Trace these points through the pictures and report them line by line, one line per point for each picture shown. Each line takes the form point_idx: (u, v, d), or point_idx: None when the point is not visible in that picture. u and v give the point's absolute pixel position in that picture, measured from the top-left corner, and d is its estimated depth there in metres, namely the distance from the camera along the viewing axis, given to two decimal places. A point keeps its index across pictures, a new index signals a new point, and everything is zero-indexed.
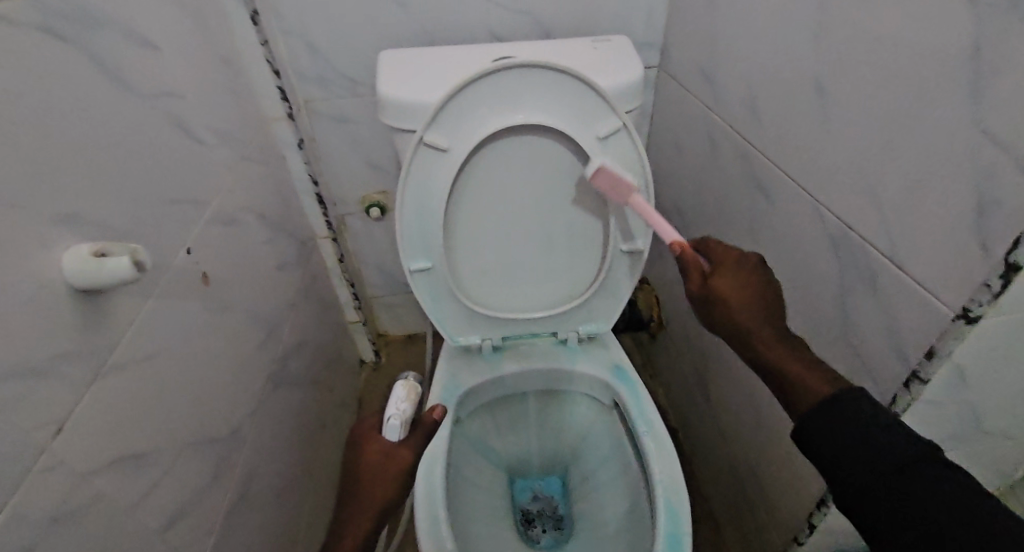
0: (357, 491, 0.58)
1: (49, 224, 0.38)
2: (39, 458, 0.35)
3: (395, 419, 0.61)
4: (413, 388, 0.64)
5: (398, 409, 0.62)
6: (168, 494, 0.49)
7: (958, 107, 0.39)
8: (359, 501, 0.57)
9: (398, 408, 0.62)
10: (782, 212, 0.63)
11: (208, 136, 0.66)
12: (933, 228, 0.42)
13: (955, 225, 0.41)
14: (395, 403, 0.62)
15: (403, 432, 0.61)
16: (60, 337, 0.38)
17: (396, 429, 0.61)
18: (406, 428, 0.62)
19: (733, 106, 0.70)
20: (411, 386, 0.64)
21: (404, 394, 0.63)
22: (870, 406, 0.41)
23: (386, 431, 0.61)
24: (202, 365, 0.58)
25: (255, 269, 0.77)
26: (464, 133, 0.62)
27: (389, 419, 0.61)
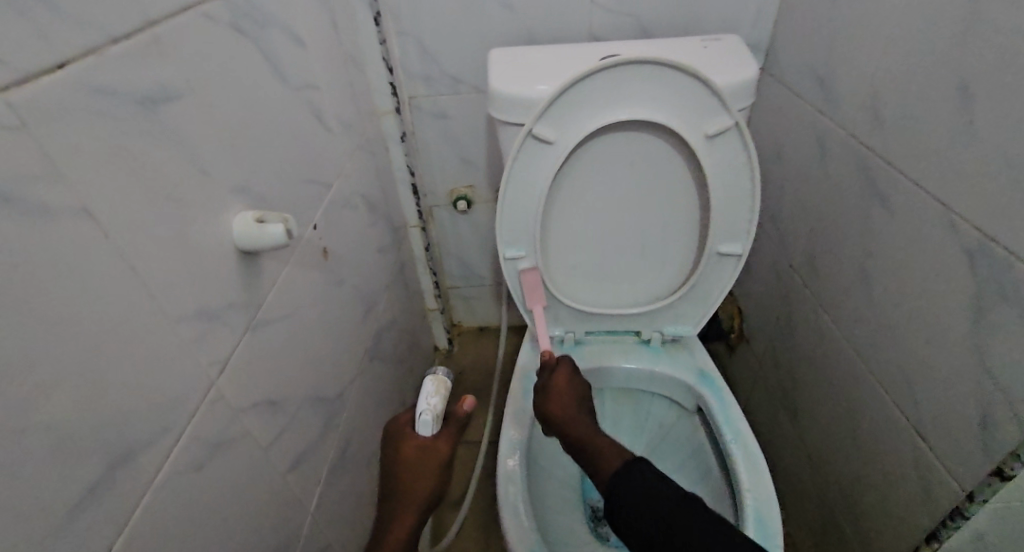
0: (412, 470, 0.61)
1: (223, 193, 0.44)
2: (208, 392, 0.42)
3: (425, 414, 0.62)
4: (442, 383, 0.65)
5: (428, 404, 0.63)
6: (290, 441, 0.56)
7: None
8: (418, 470, 0.61)
9: (428, 403, 0.63)
10: (907, 220, 0.60)
11: (334, 125, 0.72)
12: None
13: None
14: (424, 398, 0.64)
15: (435, 427, 0.63)
16: (225, 289, 0.44)
17: (428, 424, 0.62)
18: (438, 422, 0.63)
19: (853, 110, 0.68)
20: (439, 380, 0.66)
21: (433, 388, 0.64)
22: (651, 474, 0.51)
23: (419, 426, 0.62)
24: (317, 331, 0.64)
25: (361, 250, 0.83)
26: (572, 127, 0.63)
27: (420, 414, 0.62)
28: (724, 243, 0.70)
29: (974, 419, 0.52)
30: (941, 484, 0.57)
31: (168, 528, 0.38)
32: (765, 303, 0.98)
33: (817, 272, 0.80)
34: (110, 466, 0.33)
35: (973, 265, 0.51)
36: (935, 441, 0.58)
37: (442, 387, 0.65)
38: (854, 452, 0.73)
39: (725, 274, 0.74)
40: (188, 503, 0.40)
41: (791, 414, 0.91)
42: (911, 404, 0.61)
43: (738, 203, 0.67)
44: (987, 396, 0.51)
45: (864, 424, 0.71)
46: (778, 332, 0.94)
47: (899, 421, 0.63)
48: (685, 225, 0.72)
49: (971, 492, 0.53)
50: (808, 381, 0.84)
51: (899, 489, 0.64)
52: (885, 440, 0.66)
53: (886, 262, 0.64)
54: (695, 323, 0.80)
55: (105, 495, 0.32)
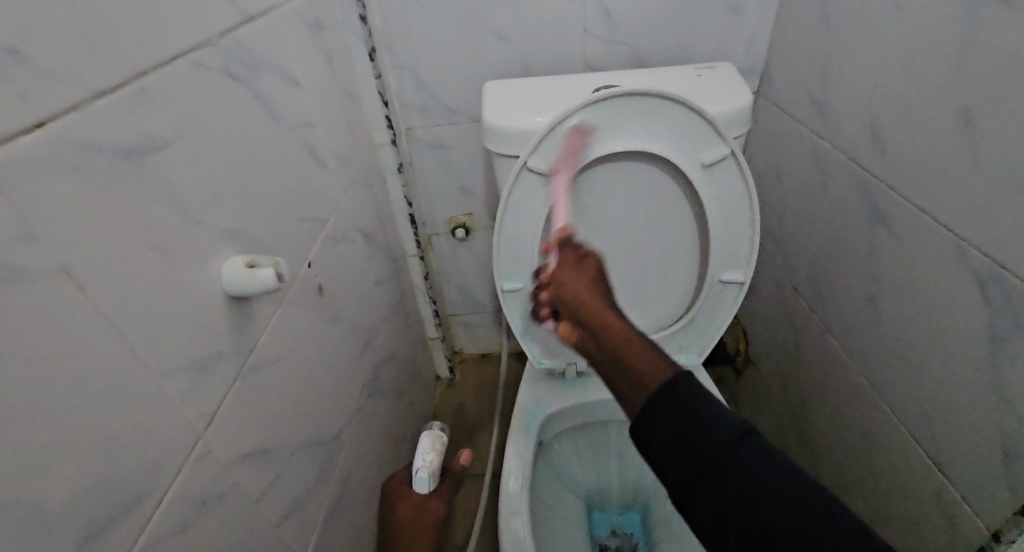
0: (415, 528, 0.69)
1: (214, 239, 0.44)
2: (195, 446, 0.41)
3: (422, 472, 0.69)
4: (436, 438, 0.73)
5: (425, 466, 0.69)
6: (283, 489, 0.54)
7: None
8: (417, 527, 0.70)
9: (424, 460, 0.70)
10: (910, 246, 0.59)
11: (329, 160, 0.72)
12: None
13: None
14: (422, 455, 0.71)
15: (431, 484, 0.69)
16: (214, 337, 0.43)
17: (424, 481, 0.69)
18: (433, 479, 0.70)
19: (851, 133, 0.67)
20: (434, 445, 0.71)
21: (429, 451, 0.70)
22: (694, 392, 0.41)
23: (418, 484, 0.69)
24: (312, 371, 0.62)
25: (358, 284, 0.82)
26: (567, 158, 0.63)
27: (418, 473, 0.69)
28: (726, 271, 0.69)
29: (997, 453, 0.50)
30: (964, 520, 0.55)
31: None
32: (770, 326, 0.97)
33: (822, 296, 0.78)
34: (87, 536, 0.31)
35: (985, 292, 0.50)
36: (955, 475, 0.56)
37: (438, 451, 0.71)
38: (871, 484, 0.70)
39: (727, 303, 0.72)
40: None
41: (802, 443, 0.89)
42: (929, 436, 0.59)
43: (738, 230, 0.66)
44: (1007, 428, 0.49)
45: (880, 455, 0.68)
46: (785, 357, 0.92)
47: (916, 452, 0.61)
48: (685, 255, 0.71)
49: (998, 531, 0.50)
50: (818, 408, 0.82)
51: (921, 524, 0.61)
52: (903, 472, 0.64)
53: (893, 287, 0.62)
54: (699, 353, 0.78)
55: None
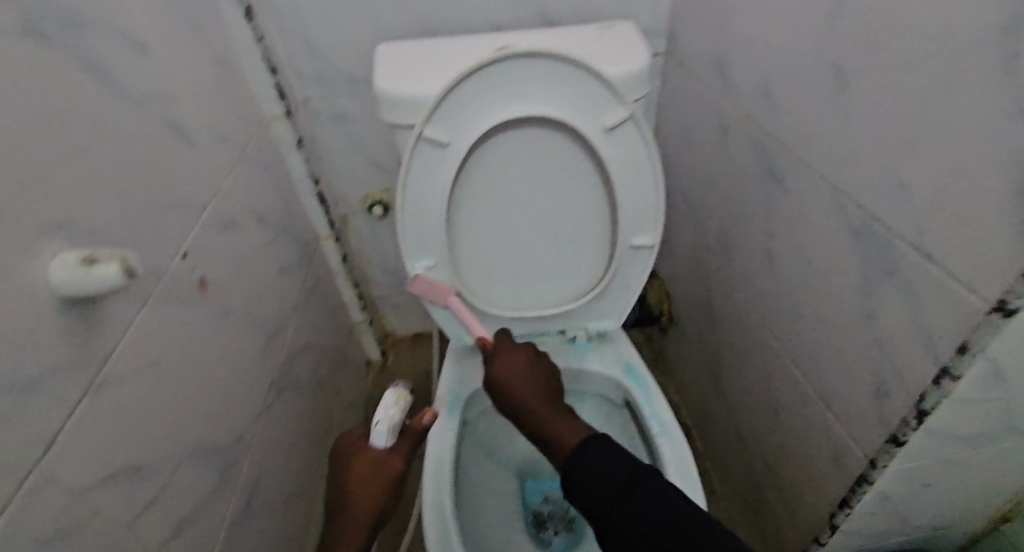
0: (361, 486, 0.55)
1: (37, 234, 0.37)
2: (35, 472, 0.35)
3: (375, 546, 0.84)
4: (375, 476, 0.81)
5: (386, 414, 0.56)
6: (168, 504, 0.50)
7: (983, 95, 0.37)
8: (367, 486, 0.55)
9: (384, 413, 0.56)
10: (799, 200, 0.61)
11: (204, 136, 0.65)
12: (953, 223, 0.41)
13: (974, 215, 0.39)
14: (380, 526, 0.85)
15: (389, 439, 0.56)
16: (48, 349, 0.37)
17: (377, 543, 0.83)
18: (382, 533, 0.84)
19: (747, 92, 0.68)
20: (399, 391, 0.59)
21: (393, 398, 0.57)
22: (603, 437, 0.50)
23: (375, 437, 0.56)
24: (198, 371, 0.57)
25: (256, 272, 0.76)
26: (465, 127, 0.59)
27: (376, 425, 0.56)
28: (635, 236, 0.69)
29: (869, 389, 0.54)
30: (849, 454, 0.59)
31: None
32: (687, 285, 0.99)
33: (729, 254, 0.81)
34: None
35: (858, 244, 0.52)
36: (840, 413, 0.59)
37: (403, 398, 0.58)
38: (778, 428, 0.74)
39: (639, 267, 0.73)
40: None
41: (719, 395, 0.92)
42: (818, 381, 0.62)
43: (645, 194, 0.66)
44: (880, 368, 0.52)
45: (782, 401, 0.72)
46: (701, 315, 0.95)
47: (810, 397, 0.65)
48: (596, 221, 0.70)
49: (873, 459, 0.54)
50: (731, 359, 0.86)
51: (817, 460, 0.65)
52: (801, 415, 0.67)
53: (786, 243, 0.65)
54: (617, 318, 0.79)
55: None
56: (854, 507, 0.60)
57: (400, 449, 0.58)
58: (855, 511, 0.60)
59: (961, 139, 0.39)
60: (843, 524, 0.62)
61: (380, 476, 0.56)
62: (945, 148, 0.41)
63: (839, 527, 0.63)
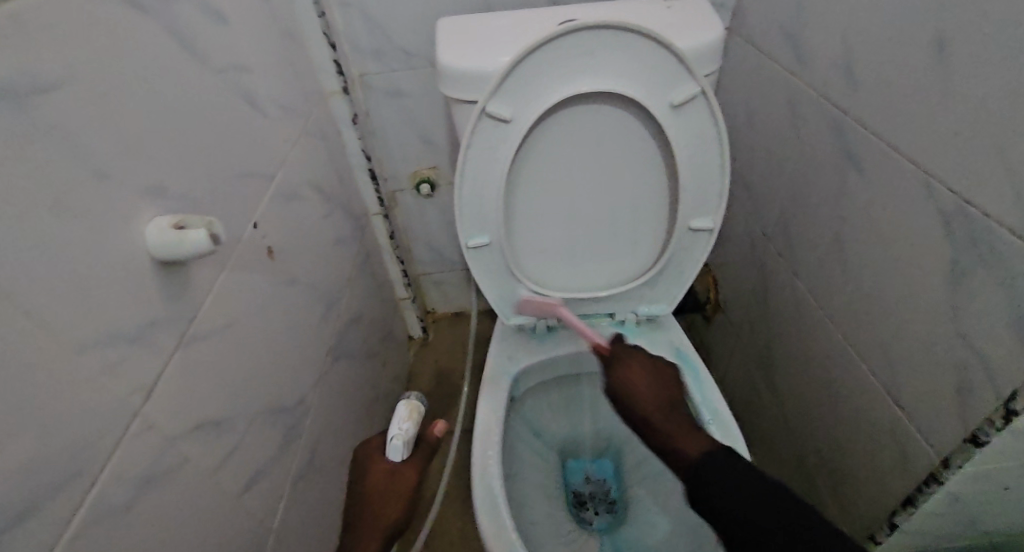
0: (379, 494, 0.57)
1: (134, 196, 0.39)
2: (132, 422, 0.38)
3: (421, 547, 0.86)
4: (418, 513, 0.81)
5: (400, 429, 0.59)
6: (243, 458, 0.52)
7: None
8: (387, 493, 0.57)
9: (400, 428, 0.60)
10: (878, 185, 0.58)
11: (272, 110, 0.66)
12: None
13: None
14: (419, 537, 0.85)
15: (405, 452, 0.59)
16: (143, 308, 0.40)
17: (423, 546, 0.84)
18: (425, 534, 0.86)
19: (824, 69, 0.64)
20: (412, 406, 0.62)
21: (405, 412, 0.61)
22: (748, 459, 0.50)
23: (390, 451, 0.59)
24: (268, 336, 0.59)
25: (316, 244, 0.78)
26: (530, 103, 0.59)
27: (391, 440, 0.59)
28: (696, 218, 0.67)
29: (949, 384, 0.51)
30: (918, 451, 0.57)
31: None
32: (740, 272, 0.97)
33: (791, 240, 0.78)
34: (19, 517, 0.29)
35: (948, 231, 0.49)
36: (911, 409, 0.57)
37: (415, 414, 0.62)
38: (836, 421, 0.72)
39: (697, 250, 0.71)
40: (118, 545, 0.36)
41: (769, 385, 0.90)
42: (888, 374, 0.60)
43: (708, 176, 0.64)
44: (963, 362, 0.49)
45: (843, 393, 0.69)
46: (754, 303, 0.92)
47: (876, 390, 0.62)
48: (655, 201, 0.69)
49: (947, 458, 0.53)
50: (786, 349, 0.83)
51: (879, 456, 0.64)
52: (864, 409, 0.65)
53: (860, 230, 0.62)
54: (669, 302, 0.78)
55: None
56: (920, 507, 0.58)
57: (415, 462, 0.59)
58: (919, 510, 0.59)
59: None
60: (905, 523, 0.61)
61: (397, 485, 0.57)
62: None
63: (900, 526, 0.62)
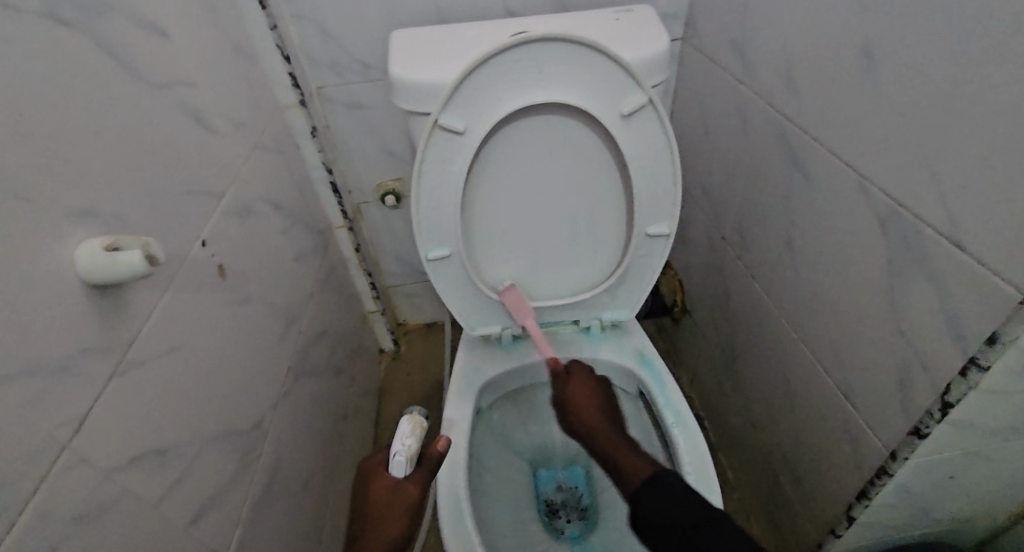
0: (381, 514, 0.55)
1: (60, 219, 0.38)
2: (60, 456, 0.36)
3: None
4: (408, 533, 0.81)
5: (403, 445, 0.58)
6: (192, 486, 0.51)
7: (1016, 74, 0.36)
8: (386, 514, 0.55)
9: (402, 444, 0.58)
10: (821, 188, 0.60)
11: (221, 125, 0.65)
12: (983, 211, 0.40)
13: (1005, 202, 0.38)
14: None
15: (408, 469, 0.58)
16: (71, 335, 0.38)
17: None
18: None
19: (768, 77, 0.66)
20: (415, 420, 0.60)
21: (408, 428, 0.59)
22: (677, 484, 0.48)
23: (394, 467, 0.57)
24: (219, 357, 0.58)
25: (274, 260, 0.76)
26: (481, 114, 0.59)
27: (393, 456, 0.57)
28: (651, 224, 0.68)
29: (891, 381, 0.53)
30: (869, 445, 0.58)
31: None
32: (702, 275, 0.98)
33: (747, 243, 0.79)
34: None
35: (884, 231, 0.51)
36: (860, 404, 0.59)
37: (418, 427, 0.60)
38: (794, 419, 0.73)
39: (655, 256, 0.72)
40: None
41: (733, 385, 0.92)
42: (838, 371, 0.62)
43: (662, 183, 0.65)
44: (903, 359, 0.51)
45: (799, 390, 0.71)
46: (716, 305, 0.94)
47: (829, 387, 0.64)
48: (611, 209, 0.70)
49: (894, 451, 0.54)
50: (747, 350, 0.85)
51: (835, 451, 0.65)
52: (820, 406, 0.67)
53: (807, 232, 0.64)
54: (631, 308, 0.79)
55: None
56: (873, 499, 0.59)
57: (417, 480, 0.59)
58: (874, 503, 0.60)
59: (993, 126, 0.38)
60: (861, 516, 0.62)
61: (397, 504, 0.56)
62: (977, 134, 0.40)
63: (858, 519, 0.63)
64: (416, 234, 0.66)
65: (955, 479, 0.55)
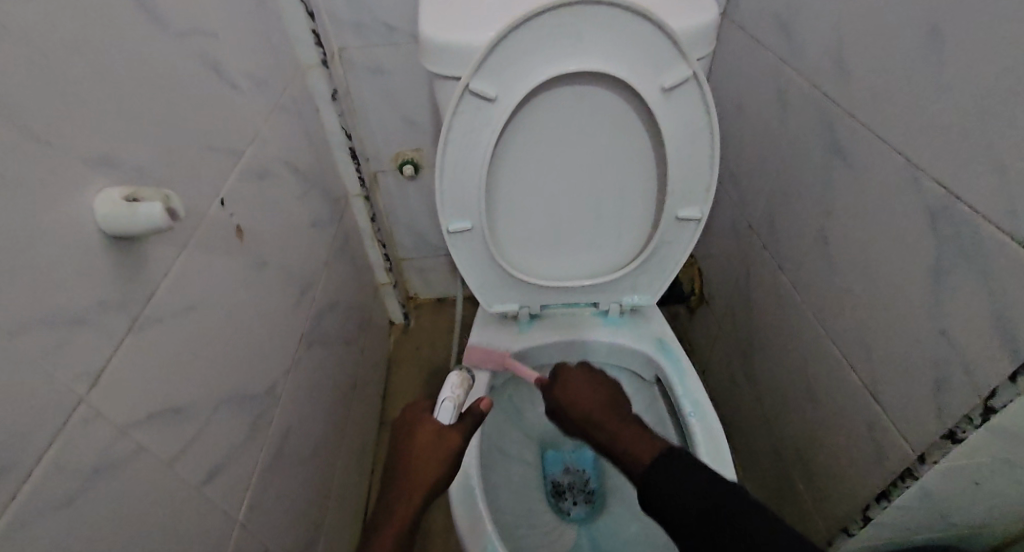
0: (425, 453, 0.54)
1: (81, 165, 0.36)
2: (77, 410, 0.36)
3: None
4: None
5: (453, 393, 0.61)
6: (206, 447, 0.50)
7: None
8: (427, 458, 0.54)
9: (452, 392, 0.61)
10: (865, 177, 0.57)
11: (243, 81, 0.63)
12: None
13: None
14: None
15: (454, 415, 0.59)
16: (89, 286, 0.37)
17: None
18: None
19: (813, 57, 0.63)
20: (464, 378, 0.64)
21: (458, 380, 0.63)
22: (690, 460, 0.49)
23: (440, 411, 0.59)
24: (234, 319, 0.56)
25: (290, 225, 0.75)
26: (514, 82, 0.56)
27: (443, 400, 0.60)
28: (682, 208, 0.66)
29: (925, 381, 0.51)
30: (894, 446, 0.57)
31: None
32: (724, 263, 0.96)
33: (776, 232, 0.77)
34: None
35: (934, 225, 0.48)
36: (888, 403, 0.57)
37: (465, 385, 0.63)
38: (813, 415, 0.72)
39: (683, 241, 0.70)
40: (66, 537, 0.34)
41: (749, 377, 0.90)
42: (867, 369, 0.60)
43: (697, 165, 0.63)
44: (943, 359, 0.49)
45: (821, 386, 0.69)
46: (737, 295, 0.92)
47: (854, 385, 0.62)
48: (641, 189, 0.67)
49: (923, 454, 0.53)
50: (766, 342, 0.83)
51: (855, 450, 0.64)
52: (842, 403, 0.65)
53: (845, 223, 0.61)
54: (653, 293, 0.77)
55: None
56: (893, 501, 0.58)
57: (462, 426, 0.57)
58: (894, 504, 0.59)
59: None
60: (879, 517, 0.61)
61: (442, 447, 0.55)
62: None
63: (873, 519, 0.62)
64: (438, 203, 0.64)
65: (989, 485, 0.53)
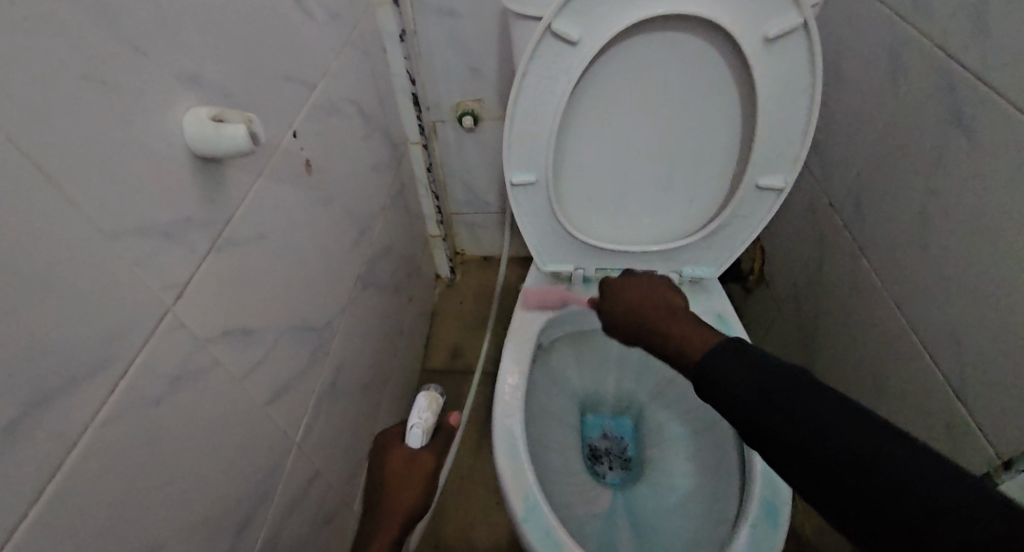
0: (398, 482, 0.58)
1: (174, 79, 0.36)
2: (163, 320, 0.37)
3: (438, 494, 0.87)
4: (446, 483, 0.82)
5: (420, 418, 0.58)
6: (271, 371, 0.52)
7: None
8: (404, 481, 0.58)
9: (419, 417, 0.58)
10: (987, 154, 0.51)
11: (318, 12, 0.61)
12: None
13: None
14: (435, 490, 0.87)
15: (424, 440, 0.58)
16: (178, 201, 0.37)
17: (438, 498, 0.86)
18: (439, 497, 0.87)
19: (941, 14, 0.55)
20: (431, 395, 0.60)
21: (425, 403, 0.59)
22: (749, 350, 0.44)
23: (409, 439, 0.58)
24: (299, 253, 0.57)
25: (353, 165, 0.75)
26: (601, 24, 0.53)
27: (411, 427, 0.58)
28: (765, 174, 0.62)
29: None
30: (976, 449, 0.53)
31: (129, 465, 0.34)
32: (794, 242, 0.90)
33: (863, 212, 0.71)
34: (48, 397, 0.28)
35: None
36: (976, 402, 0.53)
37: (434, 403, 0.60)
38: (881, 410, 0.68)
39: (760, 210, 0.66)
40: (150, 436, 0.36)
41: (807, 364, 0.86)
42: (956, 364, 0.55)
43: (789, 128, 0.58)
44: None
45: (894, 379, 0.65)
46: (804, 277, 0.86)
47: (936, 380, 0.58)
48: (721, 150, 0.63)
49: (1009, 460, 0.49)
50: (833, 329, 0.78)
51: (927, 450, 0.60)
52: (918, 400, 0.61)
53: (952, 205, 0.56)
54: (718, 265, 0.73)
55: (32, 434, 0.28)
56: None
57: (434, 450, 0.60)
58: None
59: None
60: None
61: (415, 473, 0.58)
62: None
63: None
64: (506, 151, 0.62)
65: None
